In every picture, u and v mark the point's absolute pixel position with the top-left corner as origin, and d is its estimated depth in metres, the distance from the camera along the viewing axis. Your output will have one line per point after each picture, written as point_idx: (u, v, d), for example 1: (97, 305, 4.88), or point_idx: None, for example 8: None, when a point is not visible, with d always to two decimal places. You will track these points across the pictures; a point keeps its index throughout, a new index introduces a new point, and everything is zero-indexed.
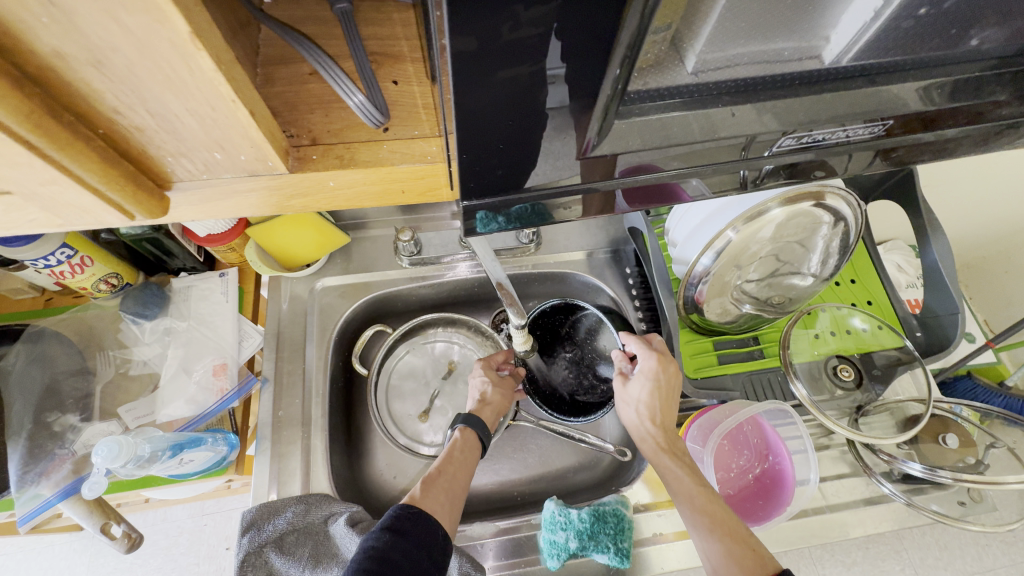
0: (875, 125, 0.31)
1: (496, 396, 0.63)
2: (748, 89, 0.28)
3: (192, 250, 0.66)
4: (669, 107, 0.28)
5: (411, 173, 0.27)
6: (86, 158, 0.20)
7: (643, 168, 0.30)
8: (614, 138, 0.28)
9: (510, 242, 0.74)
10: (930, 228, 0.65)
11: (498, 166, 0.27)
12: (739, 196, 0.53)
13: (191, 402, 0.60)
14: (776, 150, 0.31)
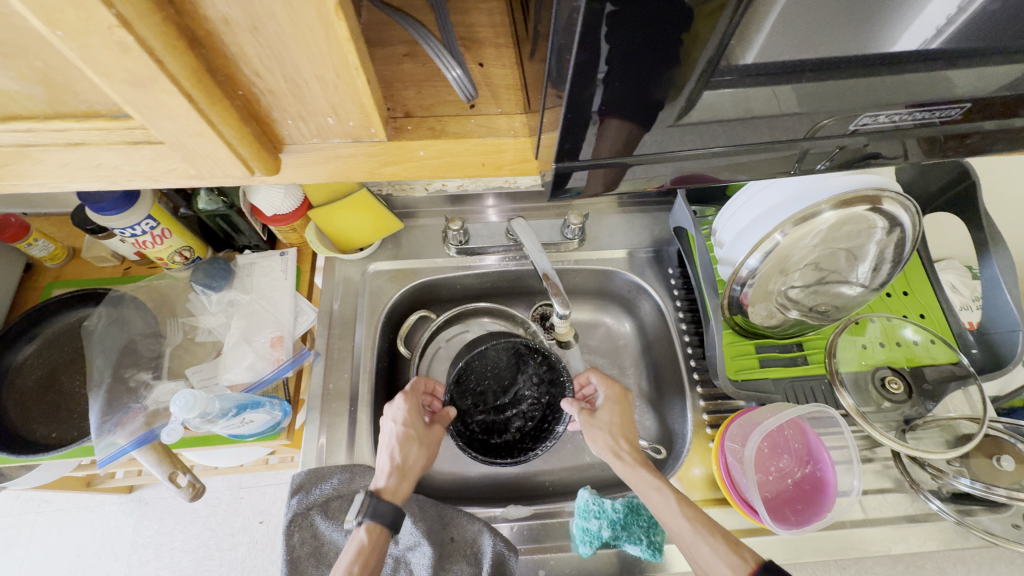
0: (956, 106, 0.31)
1: (418, 458, 0.58)
2: (829, 67, 0.28)
3: (258, 227, 0.71)
4: (742, 87, 0.28)
5: (496, 148, 0.29)
6: (226, 113, 0.23)
7: (714, 142, 0.32)
8: (696, 112, 0.29)
9: (555, 236, 0.76)
10: (991, 242, 0.63)
11: (577, 143, 0.29)
12: (793, 199, 0.55)
13: (251, 369, 0.64)
14: (855, 128, 0.33)
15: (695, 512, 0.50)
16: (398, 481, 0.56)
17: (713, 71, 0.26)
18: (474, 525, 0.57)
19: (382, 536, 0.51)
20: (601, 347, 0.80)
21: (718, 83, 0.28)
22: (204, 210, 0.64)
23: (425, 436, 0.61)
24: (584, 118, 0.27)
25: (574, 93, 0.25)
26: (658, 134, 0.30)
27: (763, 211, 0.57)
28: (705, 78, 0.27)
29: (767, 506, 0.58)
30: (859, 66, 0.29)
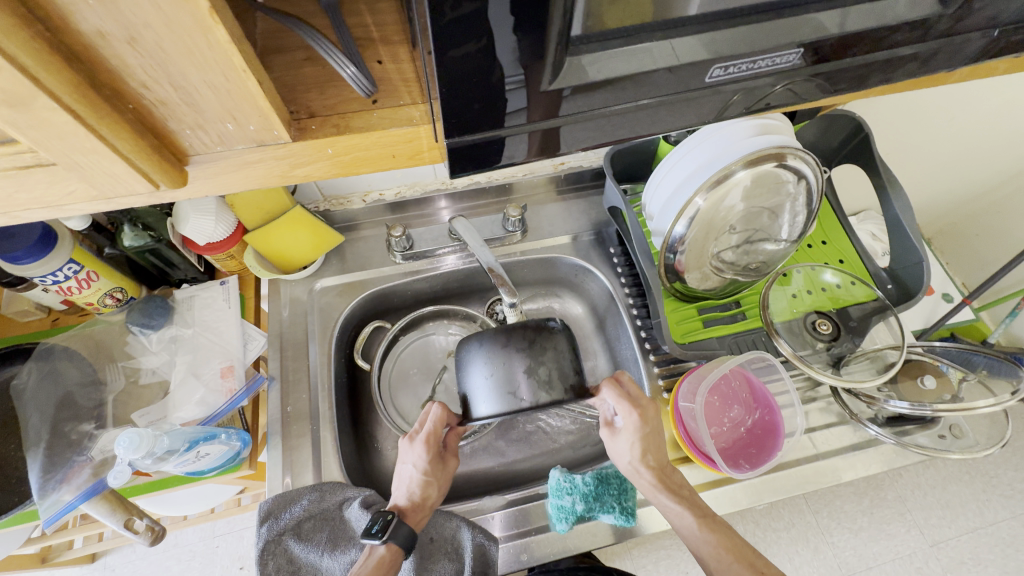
0: (790, 53, 0.34)
1: (434, 492, 0.56)
2: (680, 23, 0.31)
3: (193, 259, 0.69)
4: (612, 48, 0.31)
5: (413, 138, 0.31)
6: (116, 126, 0.23)
7: (605, 106, 0.34)
8: (559, 78, 0.31)
9: (497, 231, 0.78)
10: (888, 184, 0.69)
11: (473, 116, 0.30)
12: (707, 165, 0.58)
13: (202, 404, 0.62)
14: (710, 81, 0.35)
15: (718, 541, 0.50)
16: (419, 514, 0.55)
17: (566, 38, 0.29)
18: (452, 521, 0.58)
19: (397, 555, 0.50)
20: None
21: (577, 49, 0.30)
22: (130, 246, 0.62)
23: (443, 471, 0.58)
24: (481, 98, 0.29)
25: (467, 71, 0.28)
26: (542, 102, 0.32)
27: (682, 178, 0.61)
28: (560, 46, 0.29)
29: (724, 456, 0.62)
30: (706, 21, 0.31)
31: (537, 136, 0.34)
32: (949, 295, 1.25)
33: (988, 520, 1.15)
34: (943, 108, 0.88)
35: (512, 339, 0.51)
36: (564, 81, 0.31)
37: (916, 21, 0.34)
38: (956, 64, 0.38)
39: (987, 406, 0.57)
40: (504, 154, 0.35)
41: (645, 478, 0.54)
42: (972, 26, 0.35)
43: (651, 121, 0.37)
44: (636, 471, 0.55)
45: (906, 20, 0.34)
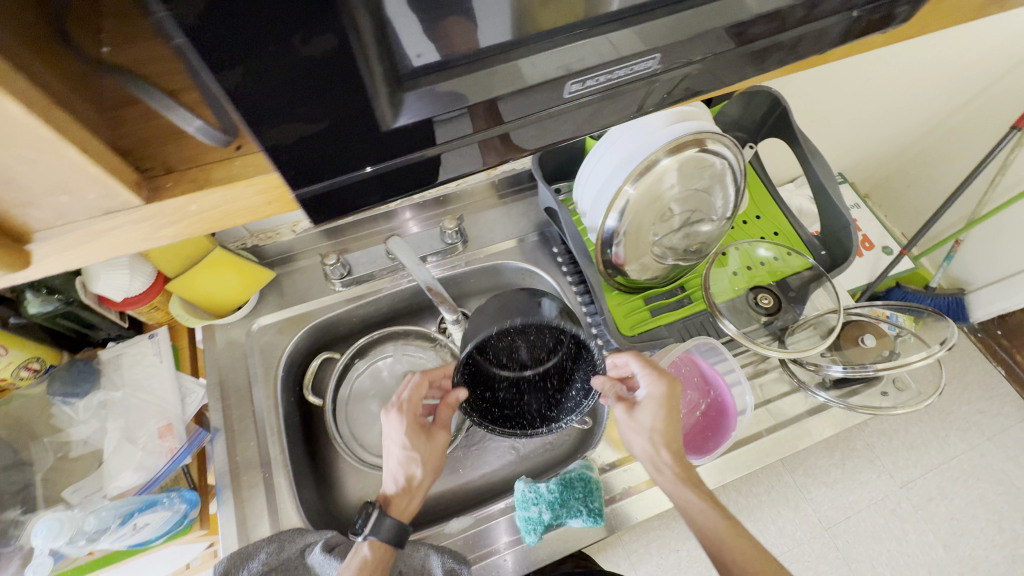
0: (645, 59, 0.34)
1: (421, 466, 0.58)
2: (520, 45, 0.30)
3: (114, 316, 0.65)
4: (456, 77, 0.30)
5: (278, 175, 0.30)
6: None
7: (488, 125, 0.33)
8: (405, 113, 0.30)
9: (436, 245, 0.76)
10: (809, 154, 0.71)
11: (329, 158, 0.30)
12: (629, 158, 0.59)
13: (140, 469, 0.58)
14: (570, 96, 0.34)
15: (743, 549, 0.48)
16: (408, 495, 0.57)
17: (396, 74, 0.28)
18: (420, 551, 0.56)
19: (386, 551, 0.52)
20: None
21: (415, 84, 0.29)
22: (37, 313, 0.57)
23: (427, 447, 0.60)
24: (326, 143, 0.29)
25: (303, 115, 0.27)
26: (413, 133, 0.31)
27: (608, 172, 0.61)
28: (393, 83, 0.28)
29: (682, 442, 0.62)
30: (551, 36, 0.30)
31: (420, 164, 0.34)
32: (888, 248, 1.29)
33: (950, 454, 1.23)
34: (856, 73, 0.90)
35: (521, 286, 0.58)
36: (456, 105, 0.31)
37: (772, 13, 0.35)
38: (826, 45, 0.39)
39: (919, 359, 0.59)
40: (393, 185, 0.34)
41: (665, 465, 0.55)
42: (834, 10, 0.36)
43: (536, 134, 0.36)
44: (659, 458, 0.56)
45: (764, 11, 0.34)
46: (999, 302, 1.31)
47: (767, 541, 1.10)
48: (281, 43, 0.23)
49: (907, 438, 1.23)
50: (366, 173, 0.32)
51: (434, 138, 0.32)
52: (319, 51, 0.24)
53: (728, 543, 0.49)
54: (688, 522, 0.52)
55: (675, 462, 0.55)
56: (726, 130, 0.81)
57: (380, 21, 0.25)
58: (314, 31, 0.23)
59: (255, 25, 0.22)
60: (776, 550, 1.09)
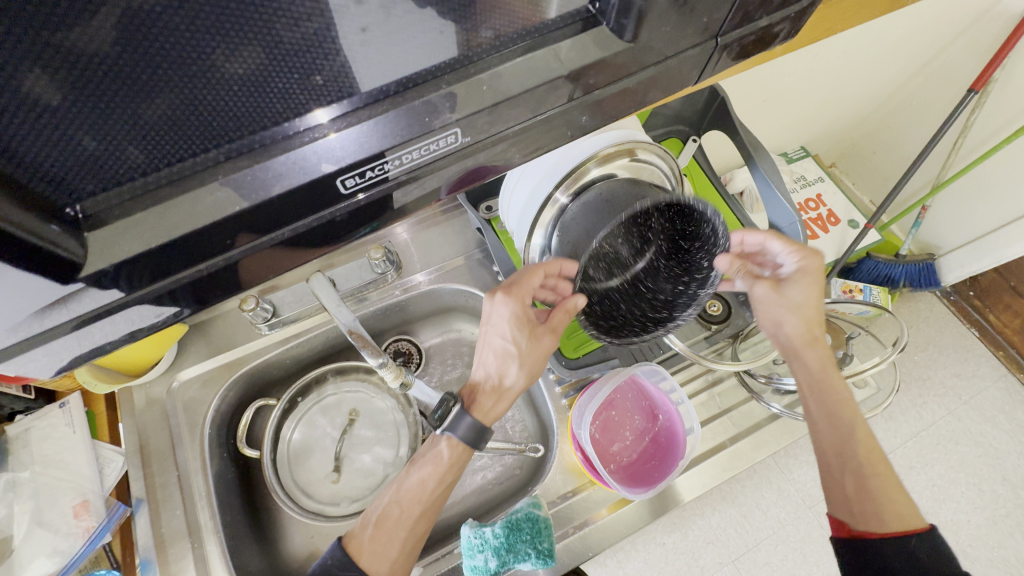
0: (446, 134, 0.32)
1: (516, 371, 0.57)
2: (245, 151, 0.29)
3: (15, 390, 0.60)
4: (154, 207, 0.28)
5: (28, 291, 0.27)
6: None
7: (290, 222, 0.32)
8: (98, 249, 0.28)
9: (366, 275, 0.71)
10: (751, 146, 0.68)
11: (61, 292, 0.28)
12: (550, 171, 0.56)
13: (55, 554, 0.55)
14: (350, 190, 0.32)
15: (868, 446, 0.50)
16: (495, 397, 0.57)
17: (74, 218, 0.27)
18: None
19: (461, 452, 0.55)
20: (459, 364, 0.79)
21: (100, 223, 0.28)
22: None
23: (533, 351, 0.57)
24: (40, 289, 0.27)
25: None
26: (213, 233, 0.29)
27: (529, 188, 0.58)
28: (66, 230, 0.27)
29: (630, 470, 0.60)
30: (286, 134, 0.29)
31: (222, 270, 0.32)
32: (855, 222, 1.24)
33: (929, 422, 1.17)
34: (800, 62, 0.85)
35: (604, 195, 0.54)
36: (263, 193, 0.29)
37: (627, 51, 0.33)
38: (701, 72, 0.37)
39: (873, 365, 0.57)
40: (227, 279, 0.34)
41: (811, 343, 0.56)
42: (692, 41, 0.33)
43: (356, 215, 0.34)
44: (808, 336, 0.56)
45: (614, 51, 0.32)
46: (969, 264, 1.25)
47: (753, 527, 0.92)
48: (203, 61, 0.24)
49: (889, 412, 1.17)
50: (328, 215, 0.32)
51: (210, 251, 0.31)
52: (244, 67, 0.25)
53: (857, 438, 0.51)
54: (819, 402, 0.54)
55: (814, 337, 0.56)
56: (666, 124, 0.75)
57: (326, 37, 0.26)
58: (235, 46, 0.24)
59: None
60: (761, 534, 0.92)
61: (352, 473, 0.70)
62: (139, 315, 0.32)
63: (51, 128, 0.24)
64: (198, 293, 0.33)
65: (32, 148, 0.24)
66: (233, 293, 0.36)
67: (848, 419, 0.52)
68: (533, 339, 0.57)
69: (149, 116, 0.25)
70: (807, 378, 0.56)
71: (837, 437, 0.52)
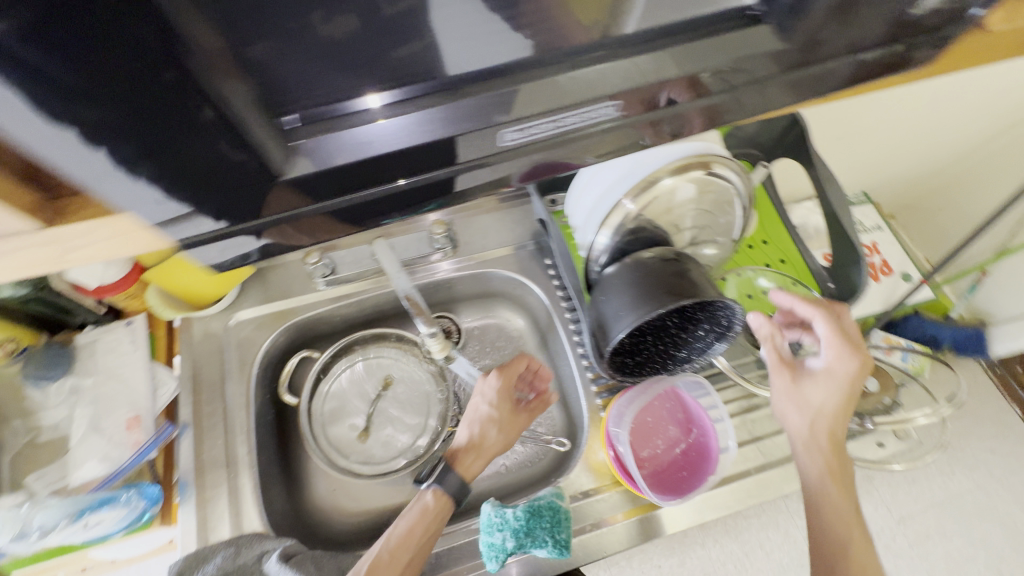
0: (603, 105, 0.34)
1: (494, 438, 0.62)
2: (431, 94, 0.32)
3: (90, 303, 0.64)
4: (351, 130, 0.32)
5: (232, 193, 0.30)
6: None
7: (449, 165, 0.34)
8: (303, 160, 0.31)
9: (426, 248, 0.75)
10: (825, 178, 0.67)
11: (246, 204, 0.31)
12: (626, 174, 0.57)
13: (106, 460, 0.58)
14: (508, 145, 0.34)
15: (866, 563, 0.46)
16: (472, 455, 0.60)
17: (285, 130, 0.31)
18: None
19: (446, 504, 0.56)
20: (498, 350, 0.80)
21: (308, 136, 0.31)
22: (7, 297, 0.56)
23: (510, 422, 0.64)
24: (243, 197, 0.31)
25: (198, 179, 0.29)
26: (394, 160, 0.33)
27: (603, 189, 0.59)
28: (277, 136, 0.30)
29: (656, 480, 0.59)
30: (470, 85, 0.33)
31: (366, 207, 0.35)
32: (909, 276, 1.19)
33: None
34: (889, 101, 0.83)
35: (649, 265, 0.55)
36: (437, 132, 0.33)
37: None
38: (807, 92, 0.38)
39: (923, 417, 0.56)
40: (320, 224, 0.35)
41: (820, 448, 0.53)
42: None
43: (493, 174, 0.36)
44: (818, 437, 0.53)
45: None
46: None
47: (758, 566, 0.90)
48: (303, 20, 0.26)
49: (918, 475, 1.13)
50: (485, 164, 0.35)
51: (382, 180, 0.34)
52: (340, 31, 0.27)
53: (850, 551, 0.47)
54: (814, 512, 0.50)
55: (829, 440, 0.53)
56: (738, 146, 0.75)
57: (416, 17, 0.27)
58: (335, 12, 0.26)
59: (101, 101, 0.23)
60: None
61: (380, 436, 0.72)
62: (225, 246, 0.33)
63: (233, 53, 0.26)
64: (275, 232, 0.34)
65: (234, 65, 0.26)
66: (321, 239, 0.37)
67: (845, 532, 0.48)
68: (512, 413, 0.65)
69: (277, 53, 0.27)
70: (809, 483, 0.52)
71: (829, 550, 0.48)
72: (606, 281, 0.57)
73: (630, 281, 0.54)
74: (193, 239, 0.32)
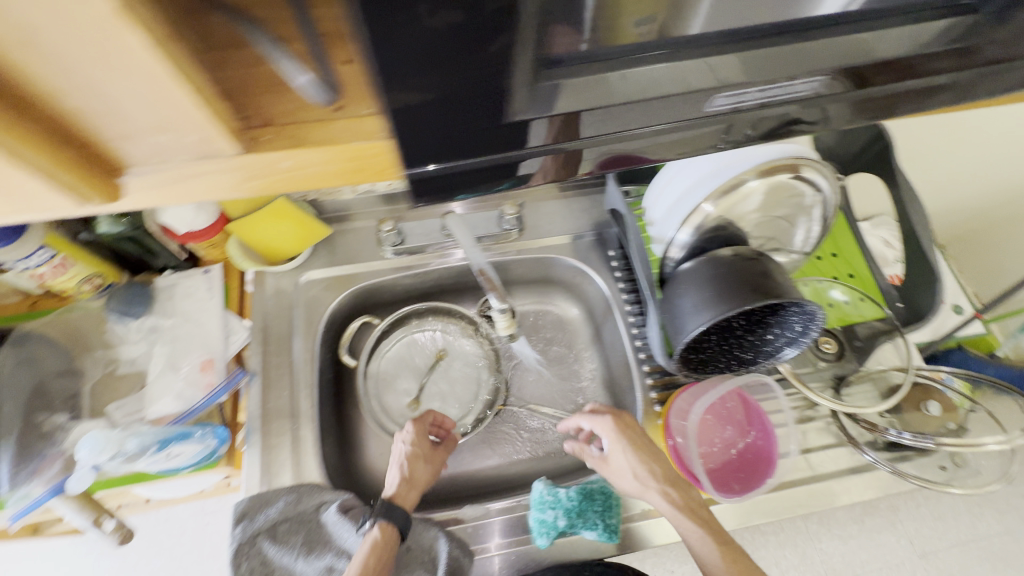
0: (811, 80, 0.35)
1: (422, 473, 0.61)
2: (675, 47, 0.32)
3: (173, 249, 0.66)
4: (599, 74, 0.32)
5: (490, 123, 0.31)
6: (39, 156, 0.26)
7: (661, 122, 0.35)
8: (552, 98, 0.31)
9: (493, 228, 0.76)
10: (907, 197, 0.66)
11: (465, 144, 0.32)
12: (716, 171, 0.57)
13: (180, 398, 0.60)
14: (714, 109, 0.35)
15: None
16: (408, 490, 0.58)
17: (546, 63, 0.30)
18: (429, 531, 0.57)
19: (393, 533, 0.54)
20: (552, 338, 0.80)
21: (562, 72, 0.31)
22: (105, 233, 0.58)
23: (432, 458, 0.63)
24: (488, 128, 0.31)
25: (471, 108, 0.30)
26: (629, 110, 0.34)
27: (688, 185, 0.59)
28: (539, 73, 0.30)
29: (712, 477, 0.61)
30: (706, 44, 0.33)
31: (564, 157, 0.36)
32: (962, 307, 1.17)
33: None
34: None
35: (723, 263, 0.54)
36: (674, 90, 0.33)
37: None
38: (931, 100, 0.38)
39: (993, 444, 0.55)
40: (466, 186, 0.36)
41: None
42: None
43: (660, 144, 0.37)
44: None
45: None
46: None
47: None
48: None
49: None
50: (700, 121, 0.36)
51: (605, 129, 0.34)
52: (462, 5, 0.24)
53: None
54: None
55: None
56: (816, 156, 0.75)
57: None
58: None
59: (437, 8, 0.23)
60: None
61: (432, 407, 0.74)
62: None
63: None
64: (427, 187, 0.35)
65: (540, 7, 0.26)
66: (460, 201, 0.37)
67: None
68: (434, 449, 0.64)
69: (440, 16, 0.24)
70: None
71: None
72: (677, 277, 0.57)
73: (703, 278, 0.54)
74: (415, 174, 0.33)
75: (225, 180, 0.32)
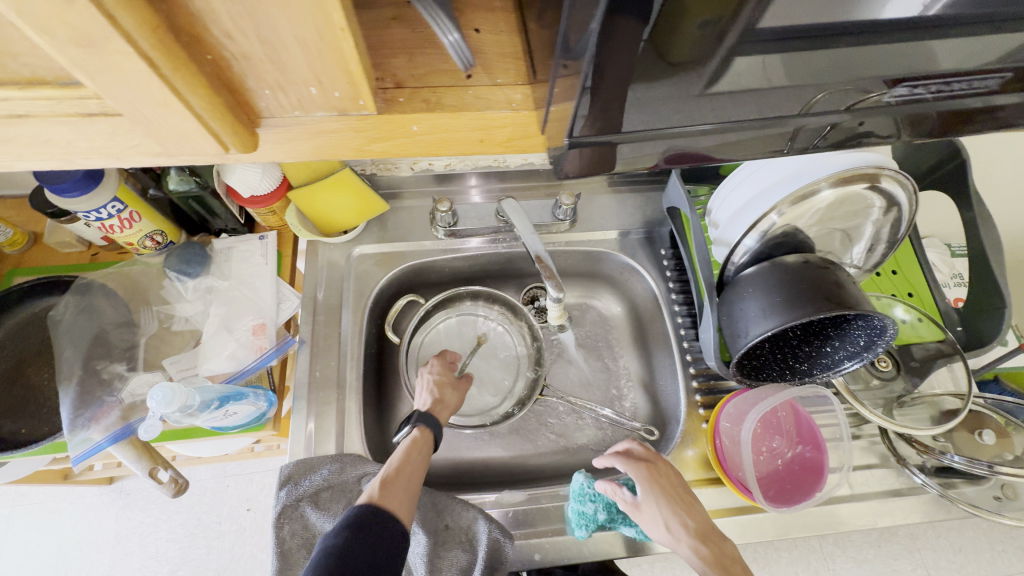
0: (994, 77, 0.35)
1: (450, 396, 0.65)
2: (871, 31, 0.31)
3: (235, 211, 0.67)
4: (799, 53, 0.32)
5: (684, 92, 0.33)
6: (209, 98, 0.29)
7: (835, 106, 0.36)
8: (746, 75, 0.33)
9: (545, 217, 0.75)
10: (981, 219, 0.64)
11: (633, 117, 0.34)
12: (790, 177, 0.55)
13: (232, 358, 0.61)
14: (891, 99, 0.36)
15: None
16: (439, 410, 0.63)
17: (750, 36, 0.30)
18: (468, 512, 0.57)
19: (428, 437, 0.58)
20: (593, 332, 0.79)
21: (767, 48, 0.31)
22: (174, 191, 0.61)
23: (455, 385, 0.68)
24: (675, 101, 0.33)
25: (666, 79, 0.31)
26: (814, 89, 0.34)
27: (759, 189, 0.58)
28: (741, 44, 0.30)
29: (762, 485, 0.60)
30: (909, 28, 0.32)
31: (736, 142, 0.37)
32: None
33: None
34: None
35: (789, 270, 0.53)
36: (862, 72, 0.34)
37: None
38: None
39: None
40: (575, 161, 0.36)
41: None
42: None
43: (747, 143, 0.38)
44: None
45: None
46: None
47: None
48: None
49: None
50: (879, 107, 0.36)
51: (785, 106, 0.36)
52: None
53: None
54: None
55: None
56: None
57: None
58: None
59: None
60: None
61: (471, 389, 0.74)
62: None
63: None
64: (575, 160, 0.36)
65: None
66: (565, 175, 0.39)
67: None
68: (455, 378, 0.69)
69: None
70: None
71: None
72: (739, 282, 0.56)
73: (766, 284, 0.53)
74: (584, 140, 0.34)
75: (346, 138, 0.35)
